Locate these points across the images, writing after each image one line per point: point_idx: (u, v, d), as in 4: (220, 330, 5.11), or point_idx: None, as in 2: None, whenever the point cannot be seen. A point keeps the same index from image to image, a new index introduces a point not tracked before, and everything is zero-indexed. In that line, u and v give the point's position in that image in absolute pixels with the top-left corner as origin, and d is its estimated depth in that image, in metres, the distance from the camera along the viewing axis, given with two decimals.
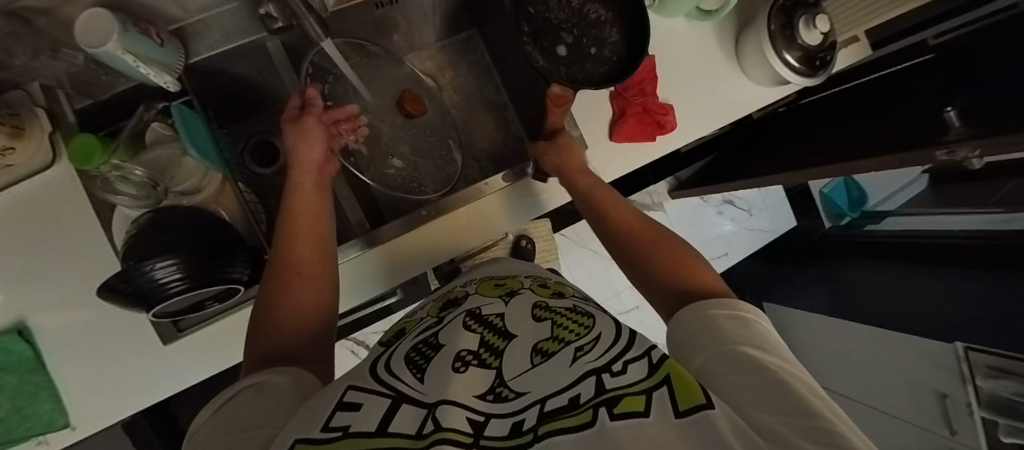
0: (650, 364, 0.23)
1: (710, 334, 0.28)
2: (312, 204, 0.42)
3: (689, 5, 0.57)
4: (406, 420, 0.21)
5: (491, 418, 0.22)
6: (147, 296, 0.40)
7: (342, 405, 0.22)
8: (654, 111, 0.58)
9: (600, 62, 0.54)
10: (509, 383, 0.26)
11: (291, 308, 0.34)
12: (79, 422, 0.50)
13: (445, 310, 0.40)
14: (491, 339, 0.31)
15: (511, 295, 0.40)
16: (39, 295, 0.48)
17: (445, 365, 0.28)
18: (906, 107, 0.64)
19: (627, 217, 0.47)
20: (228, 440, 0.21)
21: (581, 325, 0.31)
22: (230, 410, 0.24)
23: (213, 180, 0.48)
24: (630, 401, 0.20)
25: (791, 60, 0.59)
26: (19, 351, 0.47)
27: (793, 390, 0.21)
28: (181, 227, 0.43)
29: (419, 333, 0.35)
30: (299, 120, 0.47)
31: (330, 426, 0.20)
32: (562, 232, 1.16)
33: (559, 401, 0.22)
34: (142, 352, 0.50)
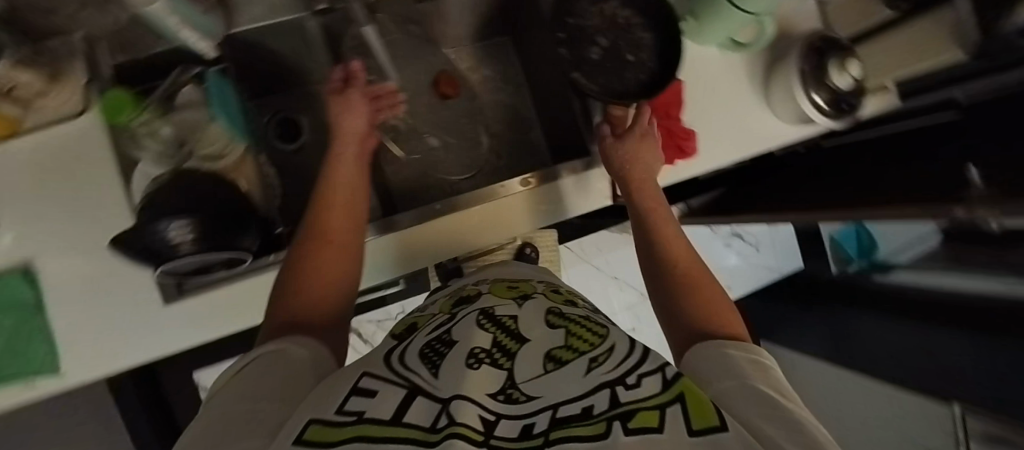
0: (664, 379, 0.24)
1: (725, 368, 0.29)
2: (349, 171, 0.43)
3: (724, 34, 0.57)
4: (421, 413, 0.22)
5: (501, 418, 0.22)
6: (156, 252, 0.41)
7: (357, 390, 0.23)
8: (677, 134, 0.58)
9: (641, 74, 0.54)
10: (520, 386, 0.26)
11: (320, 276, 0.35)
12: (69, 371, 0.49)
13: (457, 306, 0.39)
14: (503, 340, 0.31)
15: (524, 298, 0.39)
16: (48, 239, 0.48)
17: (458, 360, 0.28)
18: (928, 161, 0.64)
19: (673, 241, 0.47)
20: (243, 410, 0.22)
21: (596, 337, 0.31)
22: (246, 375, 0.25)
23: (235, 149, 0.48)
24: (645, 416, 0.20)
25: (820, 101, 0.59)
26: (19, 291, 0.47)
27: (801, 419, 0.22)
28: (202, 192, 0.43)
29: (432, 329, 0.35)
30: (343, 91, 0.48)
31: (344, 410, 0.21)
32: (567, 245, 1.16)
33: (572, 410, 0.22)
34: (142, 309, 0.50)
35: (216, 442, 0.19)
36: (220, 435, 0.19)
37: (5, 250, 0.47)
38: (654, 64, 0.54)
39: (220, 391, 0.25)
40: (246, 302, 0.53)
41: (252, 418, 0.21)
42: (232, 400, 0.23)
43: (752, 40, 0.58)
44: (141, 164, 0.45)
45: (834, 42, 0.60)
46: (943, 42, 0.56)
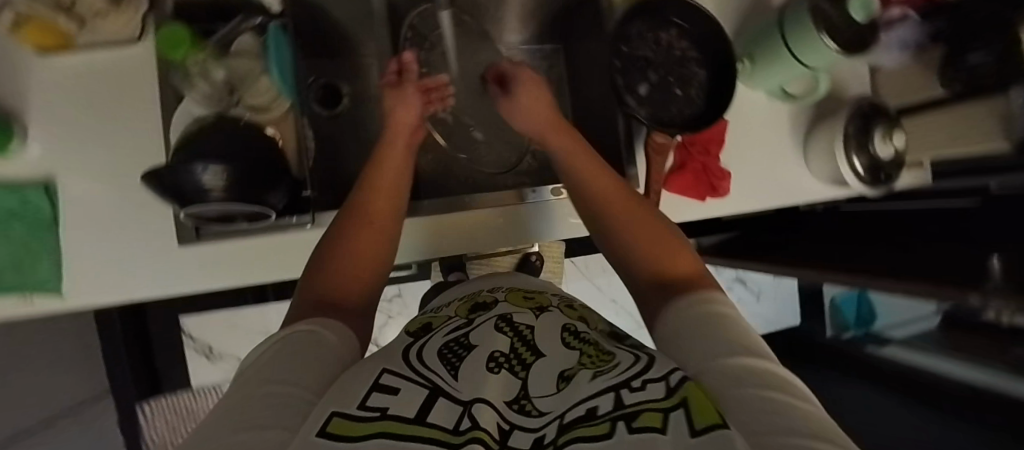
0: (667, 386, 0.24)
1: (695, 341, 0.30)
2: (399, 160, 0.46)
3: (777, 82, 0.57)
4: (444, 414, 0.21)
5: (516, 428, 0.22)
6: (183, 195, 0.40)
7: (378, 386, 0.24)
8: (712, 173, 0.58)
9: (687, 107, 0.55)
10: (535, 400, 0.26)
11: (357, 258, 0.38)
12: (72, 293, 0.48)
13: (475, 311, 0.37)
14: (521, 352, 0.30)
15: (540, 310, 0.37)
16: (75, 159, 0.48)
17: (478, 362, 0.28)
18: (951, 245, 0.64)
19: (609, 194, 0.46)
20: (270, 390, 0.22)
21: (603, 357, 0.30)
22: (272, 357, 0.25)
23: (281, 105, 0.48)
24: (650, 418, 0.20)
25: (857, 165, 0.59)
26: (37, 204, 0.46)
27: (781, 397, 0.22)
28: (240, 141, 0.42)
29: (449, 330, 0.34)
30: (398, 84, 0.51)
31: (366, 405, 0.21)
32: (572, 259, 1.16)
33: (578, 413, 0.22)
34: (156, 245, 0.50)
35: (242, 421, 0.19)
36: (251, 411, 0.20)
37: (29, 165, 0.47)
38: (701, 101, 0.55)
39: (251, 369, 0.25)
40: (259, 258, 0.52)
41: (278, 399, 0.21)
42: (264, 380, 0.23)
43: (804, 92, 0.59)
44: (186, 101, 0.44)
45: (881, 109, 0.60)
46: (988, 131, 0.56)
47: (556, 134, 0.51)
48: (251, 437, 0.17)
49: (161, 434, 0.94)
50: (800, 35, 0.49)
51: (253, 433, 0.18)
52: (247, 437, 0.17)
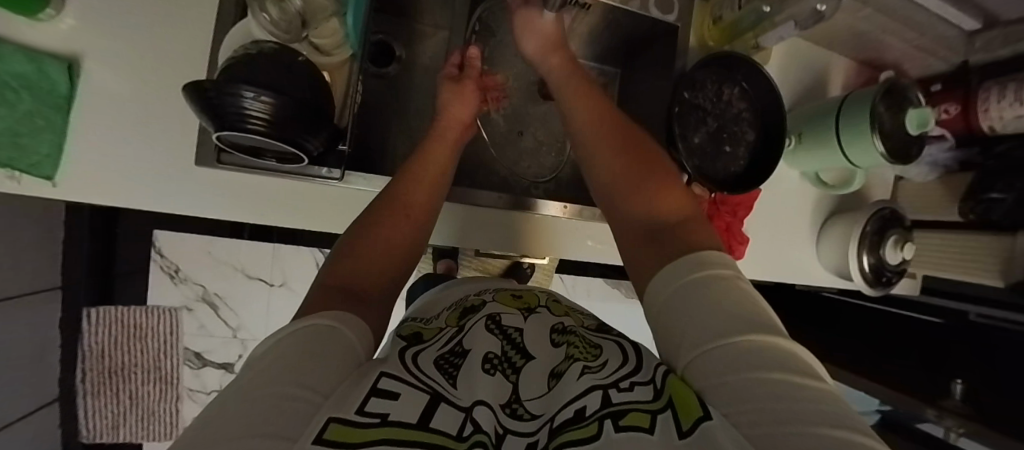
0: (654, 390, 0.24)
1: (687, 312, 0.30)
2: (444, 157, 0.47)
3: (818, 167, 0.60)
4: (447, 419, 0.21)
5: (509, 434, 0.24)
6: (222, 118, 0.37)
7: (376, 391, 0.21)
8: (733, 235, 0.60)
9: (732, 165, 0.56)
10: (525, 403, 0.27)
11: (386, 253, 0.36)
12: (65, 183, 0.44)
13: (465, 317, 0.36)
14: (511, 353, 0.31)
15: (529, 312, 0.36)
16: (112, 48, 0.46)
17: (474, 366, 0.28)
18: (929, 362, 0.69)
19: (619, 153, 0.45)
20: (271, 394, 0.19)
21: (591, 349, 0.30)
22: (278, 354, 0.23)
23: (342, 53, 0.47)
24: (635, 417, 0.21)
25: (865, 263, 0.62)
26: (54, 80, 0.43)
27: (778, 375, 0.23)
28: (273, 67, 0.39)
29: (444, 340, 0.32)
30: (459, 80, 0.53)
31: (365, 411, 0.19)
32: (560, 277, 1.15)
33: (566, 414, 0.23)
34: (175, 155, 0.48)
35: (241, 432, 0.16)
36: (244, 420, 0.17)
37: (58, 34, 0.44)
38: (746, 158, 0.56)
39: (257, 364, 0.22)
40: (273, 200, 0.52)
41: (285, 404, 0.19)
42: (265, 383, 0.20)
43: (838, 183, 0.62)
44: (253, 20, 0.41)
45: (898, 218, 0.63)
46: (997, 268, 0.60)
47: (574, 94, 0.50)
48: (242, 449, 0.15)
49: (99, 345, 0.91)
50: (854, 129, 0.52)
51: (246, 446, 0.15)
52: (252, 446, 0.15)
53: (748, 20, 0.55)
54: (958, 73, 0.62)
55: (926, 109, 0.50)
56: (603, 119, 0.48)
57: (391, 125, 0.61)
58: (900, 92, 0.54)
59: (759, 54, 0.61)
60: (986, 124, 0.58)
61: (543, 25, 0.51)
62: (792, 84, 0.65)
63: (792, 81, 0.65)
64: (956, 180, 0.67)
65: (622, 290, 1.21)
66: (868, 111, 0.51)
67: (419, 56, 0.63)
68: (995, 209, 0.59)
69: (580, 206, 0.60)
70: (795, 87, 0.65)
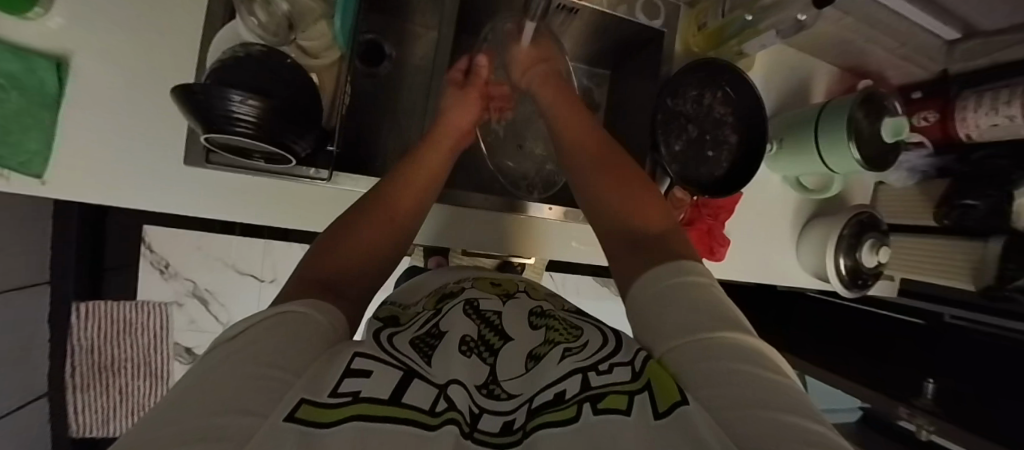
0: (633, 370, 0.25)
1: (666, 311, 0.31)
2: (439, 161, 0.48)
3: (798, 172, 0.62)
4: (418, 395, 0.22)
5: (484, 412, 0.24)
6: (209, 118, 0.38)
7: (350, 371, 0.23)
8: (715, 237, 0.61)
9: (716, 169, 0.57)
10: (502, 383, 0.28)
11: (366, 249, 0.37)
12: (54, 180, 0.45)
13: (442, 301, 0.38)
14: (488, 336, 0.32)
15: (506, 297, 0.38)
16: (102, 47, 0.46)
17: (451, 347, 0.30)
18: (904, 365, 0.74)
19: (606, 159, 0.46)
20: (243, 377, 0.20)
21: (570, 332, 0.32)
22: (255, 335, 0.23)
23: (331, 55, 0.48)
24: (613, 399, 0.22)
25: (842, 264, 0.64)
26: (43, 78, 0.43)
27: (748, 367, 0.24)
28: (261, 67, 0.40)
29: (420, 324, 0.34)
30: (463, 86, 0.55)
31: (338, 392, 0.20)
32: (551, 274, 1.17)
33: (546, 397, 0.24)
34: (164, 154, 0.48)
35: (218, 403, 0.18)
36: (219, 391, 0.19)
37: (47, 32, 0.44)
38: (728, 166, 0.57)
39: (234, 342, 0.23)
40: (264, 198, 0.53)
41: (256, 381, 0.20)
42: (243, 361, 0.21)
43: (818, 188, 0.64)
44: (240, 22, 0.42)
45: (876, 222, 0.65)
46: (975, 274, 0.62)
47: (560, 104, 0.52)
48: (219, 423, 0.16)
49: (88, 340, 0.90)
50: (833, 139, 0.54)
51: (219, 419, 0.16)
52: (225, 423, 0.16)
53: (734, 28, 0.56)
54: (939, 82, 0.63)
55: (900, 119, 0.52)
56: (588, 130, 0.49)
57: (382, 125, 0.62)
58: (880, 100, 0.55)
59: (744, 61, 0.62)
60: (964, 133, 0.59)
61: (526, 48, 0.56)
62: (776, 90, 0.66)
63: (777, 88, 0.66)
64: (934, 187, 0.69)
65: (611, 287, 1.23)
66: (846, 120, 0.53)
67: (410, 56, 0.64)
68: (970, 215, 0.61)
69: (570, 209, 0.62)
70: (779, 95, 0.66)
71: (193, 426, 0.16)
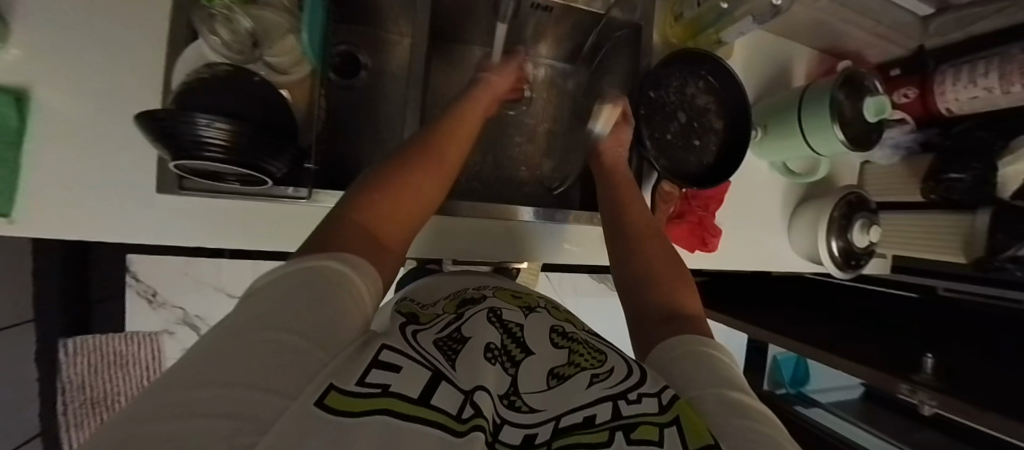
0: (661, 403, 0.24)
1: (693, 369, 0.30)
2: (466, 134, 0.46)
3: (784, 157, 0.61)
4: (447, 397, 0.21)
5: (506, 424, 0.23)
6: (179, 146, 0.36)
7: (378, 362, 0.22)
8: (707, 228, 0.61)
9: (704, 158, 0.57)
10: (524, 395, 0.26)
11: (399, 207, 0.36)
12: (23, 220, 0.43)
13: (464, 307, 0.36)
14: (512, 348, 0.30)
15: (528, 310, 0.37)
16: (65, 77, 0.44)
17: (476, 352, 0.28)
18: (904, 340, 0.75)
19: (647, 223, 0.48)
20: (267, 346, 0.20)
21: (597, 358, 0.30)
22: (284, 296, 0.24)
23: (302, 70, 0.46)
24: (646, 429, 0.21)
25: (834, 246, 0.64)
26: (3, 115, 0.41)
27: (771, 435, 0.24)
28: (238, 88, 0.39)
29: (440, 324, 0.33)
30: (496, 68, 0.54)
31: (366, 381, 0.20)
32: (547, 274, 1.16)
33: (574, 418, 0.23)
34: (136, 185, 0.47)
35: (245, 378, 0.18)
36: (245, 361, 0.19)
37: (5, 66, 0.42)
38: (715, 151, 0.57)
39: (257, 303, 0.23)
40: (247, 218, 0.52)
41: (283, 356, 0.20)
42: (264, 326, 0.21)
43: (804, 172, 0.64)
44: (202, 42, 0.41)
45: (865, 202, 0.65)
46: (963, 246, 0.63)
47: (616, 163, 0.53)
48: (243, 401, 0.17)
49: (80, 376, 0.88)
50: (818, 120, 0.53)
51: (249, 395, 0.17)
52: (252, 399, 0.17)
53: (710, 17, 0.56)
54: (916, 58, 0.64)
55: (883, 97, 0.52)
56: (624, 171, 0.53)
57: (365, 135, 0.61)
58: (860, 79, 0.55)
59: (723, 49, 0.62)
60: (944, 107, 0.60)
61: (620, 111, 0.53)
62: (756, 75, 0.66)
63: (758, 74, 0.66)
64: (919, 162, 0.69)
65: (608, 283, 1.23)
66: (829, 102, 0.52)
67: (388, 65, 0.62)
68: (956, 189, 0.62)
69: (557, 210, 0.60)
70: (761, 80, 0.66)
71: (216, 398, 0.16)
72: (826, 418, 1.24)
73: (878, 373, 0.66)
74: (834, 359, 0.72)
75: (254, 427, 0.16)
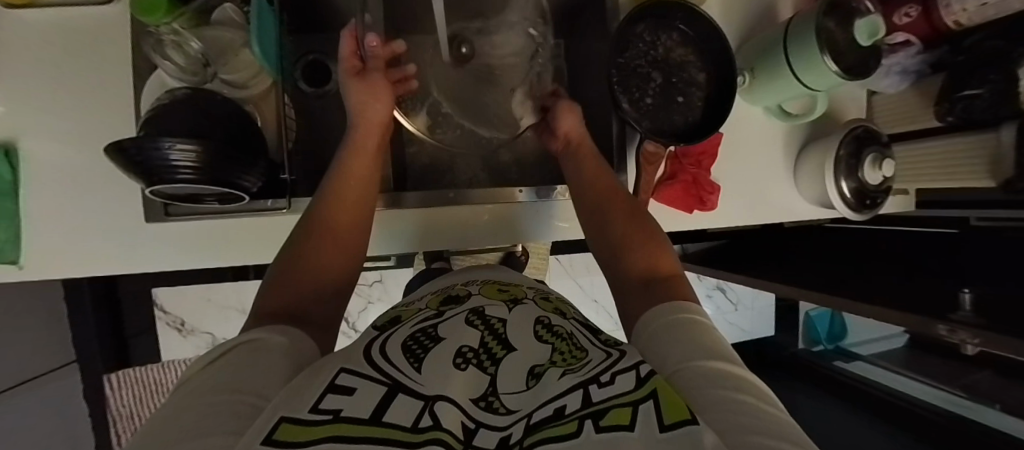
0: (638, 376, 0.21)
1: (671, 347, 0.28)
2: (372, 144, 0.47)
3: (777, 99, 0.58)
4: (402, 411, 0.19)
5: (482, 426, 0.19)
6: (150, 170, 0.36)
7: (333, 387, 0.20)
8: (702, 186, 0.58)
9: (691, 113, 0.55)
10: (502, 396, 0.23)
11: (324, 269, 0.38)
12: (30, 263, 0.46)
13: (446, 304, 0.34)
14: (491, 344, 0.28)
15: (515, 303, 0.35)
16: (43, 123, 0.46)
17: (445, 357, 0.25)
18: (939, 278, 0.70)
19: (608, 184, 0.49)
20: (200, 412, 0.20)
21: (578, 351, 0.27)
22: (222, 364, 0.24)
23: (262, 82, 0.47)
24: (618, 414, 0.17)
25: (845, 189, 0.60)
26: None
27: (747, 400, 0.22)
28: (195, 115, 0.39)
29: (418, 320, 0.31)
30: (364, 74, 0.48)
31: (318, 408, 0.18)
32: (557, 257, 1.15)
33: (545, 412, 0.19)
34: (124, 218, 0.48)
35: (194, 432, 0.18)
36: (189, 422, 0.19)
37: None
38: (703, 105, 0.55)
39: (197, 379, 0.24)
40: (232, 241, 0.52)
41: (223, 409, 0.20)
42: (207, 391, 0.22)
43: (802, 113, 0.60)
44: (160, 70, 0.44)
45: (873, 136, 0.60)
46: (982, 170, 0.59)
47: (565, 115, 0.53)
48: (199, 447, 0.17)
49: (128, 407, 0.95)
50: (804, 55, 0.50)
51: (205, 441, 0.17)
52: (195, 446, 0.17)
53: None
54: None
55: (874, 17, 0.49)
56: (581, 134, 0.53)
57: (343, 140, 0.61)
58: (847, 3, 0.51)
59: None
60: (951, 20, 0.56)
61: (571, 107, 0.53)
62: (737, 18, 0.62)
63: (738, 18, 0.62)
64: (930, 86, 0.64)
65: None
66: (813, 29, 0.49)
67: None
68: (975, 106, 0.56)
69: (541, 186, 0.59)
70: (741, 24, 0.62)
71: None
72: (867, 370, 1.19)
73: (909, 316, 0.61)
74: (860, 306, 0.68)
75: None
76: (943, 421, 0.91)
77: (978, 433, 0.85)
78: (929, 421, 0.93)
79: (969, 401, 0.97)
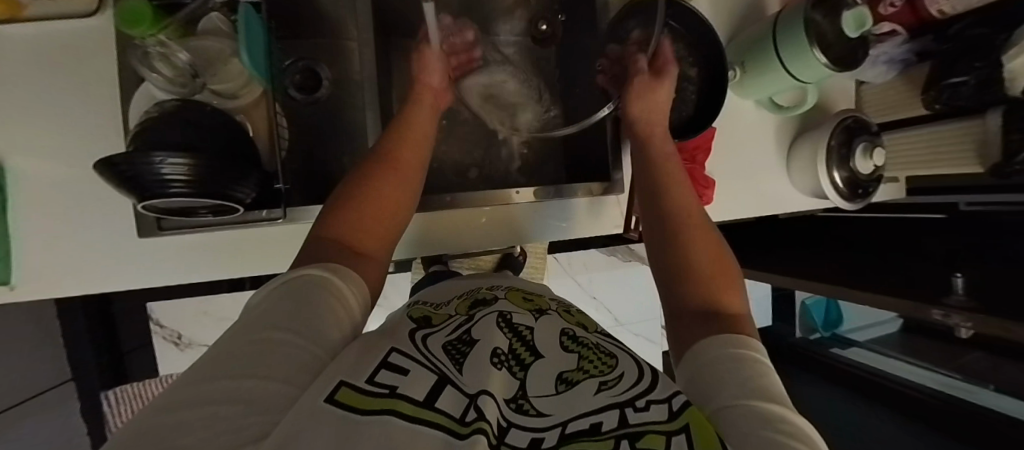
0: (670, 410, 0.21)
1: (724, 381, 0.27)
2: (415, 160, 0.44)
3: (767, 92, 0.58)
4: (453, 400, 0.19)
5: (514, 427, 0.20)
6: (140, 185, 0.36)
7: (387, 363, 0.21)
8: (699, 180, 0.59)
9: (684, 110, 0.58)
10: (532, 399, 0.23)
11: (379, 215, 0.38)
12: (21, 283, 0.45)
13: (475, 308, 0.34)
14: (519, 350, 0.28)
15: (539, 313, 0.34)
16: (29, 140, 0.45)
17: (481, 358, 0.25)
18: (932, 263, 0.71)
19: (676, 176, 0.48)
20: (258, 345, 0.21)
21: (606, 361, 0.27)
22: (278, 300, 0.25)
23: (252, 92, 0.47)
24: (651, 438, 0.18)
25: (837, 178, 0.61)
26: None
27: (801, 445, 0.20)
28: (200, 127, 0.39)
29: (451, 326, 0.31)
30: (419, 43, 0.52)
31: (375, 380, 0.19)
32: (556, 256, 1.15)
33: (580, 425, 0.19)
34: (117, 234, 0.48)
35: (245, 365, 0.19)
36: (237, 352, 0.20)
37: None
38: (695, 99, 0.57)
39: (252, 312, 0.24)
40: (229, 253, 0.51)
41: (280, 350, 0.21)
42: (255, 327, 0.22)
43: (792, 105, 0.60)
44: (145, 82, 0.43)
45: (864, 125, 0.61)
46: (972, 155, 0.60)
47: (639, 97, 0.52)
48: (257, 387, 0.18)
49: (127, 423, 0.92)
50: (793, 47, 0.50)
51: (261, 384, 0.18)
52: (244, 388, 0.17)
53: None
54: None
55: (862, 8, 0.49)
56: (657, 122, 0.52)
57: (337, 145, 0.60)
58: None
59: None
60: (936, 9, 0.57)
61: (649, 88, 0.52)
62: (727, 12, 0.63)
63: (729, 12, 0.63)
64: (917, 74, 0.64)
65: (620, 255, 1.21)
66: (802, 22, 0.49)
67: (349, 70, 0.61)
68: (961, 93, 0.57)
69: (542, 186, 0.59)
70: (732, 18, 0.63)
71: (220, 389, 0.17)
72: (864, 355, 1.21)
73: (905, 301, 0.62)
74: (856, 294, 0.69)
75: (254, 411, 0.17)
76: (940, 403, 0.93)
77: (974, 413, 0.86)
78: (926, 403, 0.94)
79: (964, 382, 0.99)
